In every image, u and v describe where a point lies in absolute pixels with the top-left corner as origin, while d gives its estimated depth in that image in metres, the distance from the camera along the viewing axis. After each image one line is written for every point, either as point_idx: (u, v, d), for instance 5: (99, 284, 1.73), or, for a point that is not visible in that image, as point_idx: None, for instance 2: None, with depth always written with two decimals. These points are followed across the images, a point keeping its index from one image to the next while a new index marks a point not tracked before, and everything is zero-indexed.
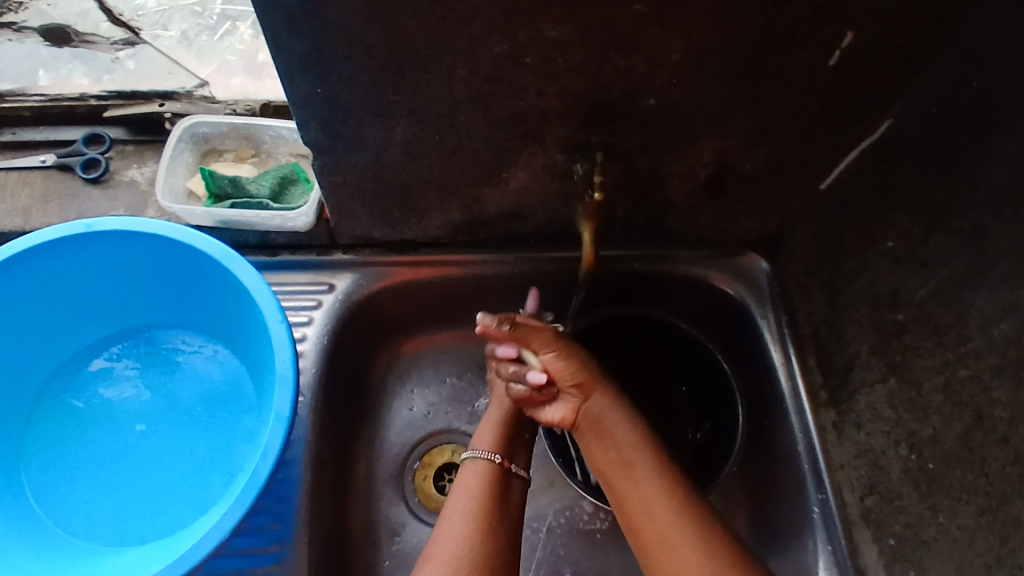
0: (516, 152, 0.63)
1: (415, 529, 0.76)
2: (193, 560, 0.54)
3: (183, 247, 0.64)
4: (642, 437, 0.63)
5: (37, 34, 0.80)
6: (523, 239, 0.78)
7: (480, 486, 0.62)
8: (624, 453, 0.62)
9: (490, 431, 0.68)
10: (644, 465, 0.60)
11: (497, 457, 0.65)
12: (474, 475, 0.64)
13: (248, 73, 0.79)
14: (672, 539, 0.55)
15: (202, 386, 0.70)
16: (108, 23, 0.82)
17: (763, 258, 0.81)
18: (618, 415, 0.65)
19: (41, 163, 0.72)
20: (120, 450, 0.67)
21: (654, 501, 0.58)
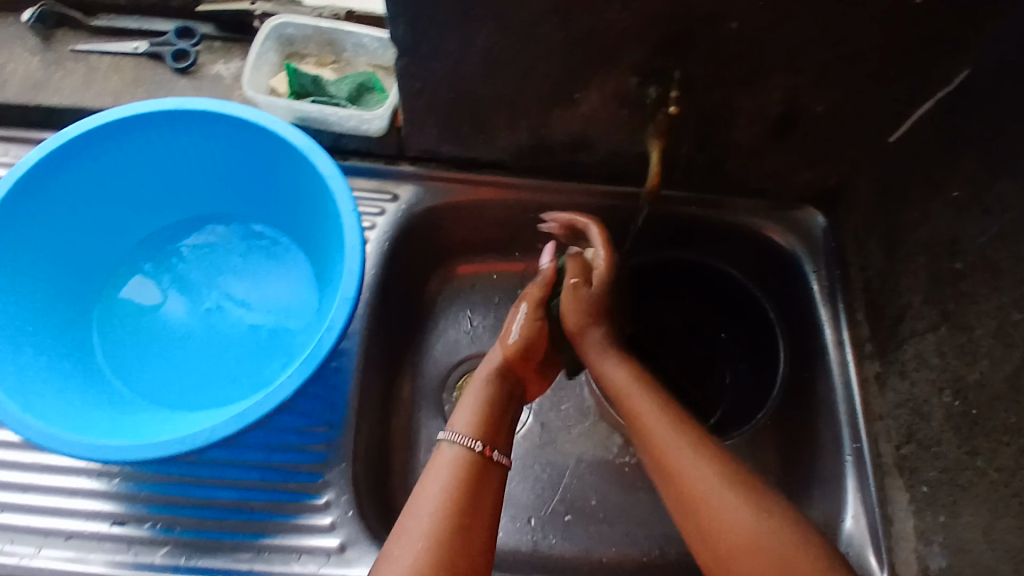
0: (591, 73, 0.64)
1: None
2: (258, 414, 0.56)
3: (264, 134, 0.67)
4: (642, 379, 0.67)
5: None
6: (585, 169, 0.79)
7: (451, 479, 0.60)
8: (625, 392, 0.66)
9: (471, 414, 0.65)
10: (644, 398, 0.64)
11: (476, 445, 0.62)
12: (452, 463, 0.61)
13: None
14: (682, 457, 0.58)
15: (266, 275, 0.73)
16: None
17: (820, 213, 0.81)
18: (613, 362, 0.69)
19: (134, 51, 0.75)
20: (187, 324, 0.70)
21: (661, 427, 0.61)
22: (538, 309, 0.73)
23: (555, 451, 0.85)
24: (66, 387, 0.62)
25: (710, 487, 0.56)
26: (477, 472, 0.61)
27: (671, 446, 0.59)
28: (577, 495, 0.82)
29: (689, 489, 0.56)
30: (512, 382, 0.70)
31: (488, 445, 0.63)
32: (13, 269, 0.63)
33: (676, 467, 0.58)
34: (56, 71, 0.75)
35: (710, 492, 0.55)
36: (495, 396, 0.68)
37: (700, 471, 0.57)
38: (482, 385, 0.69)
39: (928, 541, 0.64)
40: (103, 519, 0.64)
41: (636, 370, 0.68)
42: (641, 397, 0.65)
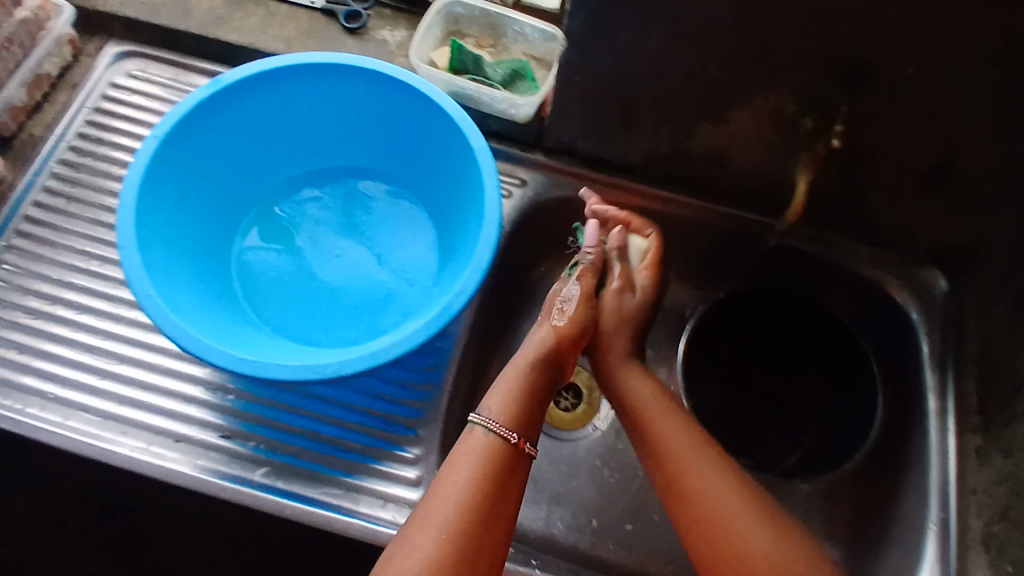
0: (750, 93, 0.66)
1: None
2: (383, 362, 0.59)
3: (424, 101, 0.69)
4: (666, 395, 0.67)
5: None
6: (714, 188, 0.80)
7: (477, 470, 0.57)
8: (646, 403, 0.66)
9: (506, 395, 0.62)
10: (670, 414, 0.66)
11: (513, 438, 0.59)
12: (481, 452, 0.59)
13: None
14: (710, 489, 0.60)
15: (394, 233, 0.76)
16: None
17: (944, 275, 0.79)
18: (641, 376, 0.69)
19: (310, 5, 0.80)
20: (317, 266, 0.74)
21: (688, 452, 0.62)
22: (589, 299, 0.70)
23: (626, 457, 0.84)
24: (205, 300, 0.66)
25: (738, 521, 0.58)
26: (510, 461, 0.59)
27: (693, 473, 0.61)
28: (642, 505, 0.81)
29: (705, 516, 0.59)
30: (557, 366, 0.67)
31: (523, 436, 0.60)
32: (180, 183, 0.68)
33: (704, 495, 0.60)
34: (236, 10, 0.79)
35: (735, 529, 0.58)
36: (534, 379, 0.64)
37: (729, 504, 0.59)
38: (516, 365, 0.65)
39: None
40: (212, 431, 0.67)
41: (659, 385, 0.68)
42: (670, 418, 0.65)
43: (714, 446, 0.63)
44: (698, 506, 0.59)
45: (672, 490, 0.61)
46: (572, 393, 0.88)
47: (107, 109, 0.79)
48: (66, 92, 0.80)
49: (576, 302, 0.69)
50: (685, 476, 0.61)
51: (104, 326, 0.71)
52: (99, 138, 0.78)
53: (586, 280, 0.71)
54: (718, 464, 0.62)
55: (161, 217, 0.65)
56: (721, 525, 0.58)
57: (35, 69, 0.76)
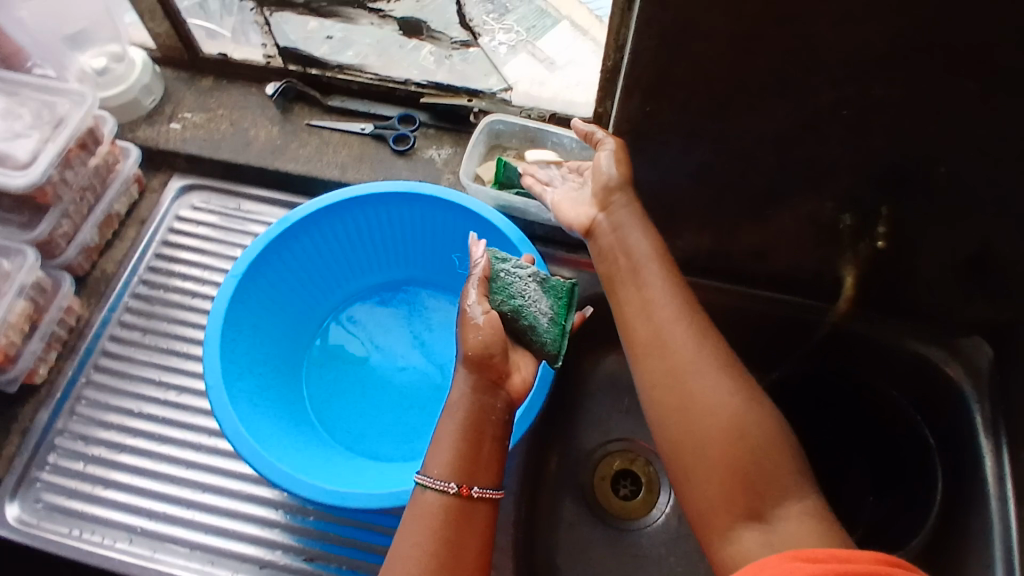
0: (790, 194, 0.70)
1: (588, 521, 0.86)
2: None
3: (479, 219, 0.74)
4: (659, 250, 0.66)
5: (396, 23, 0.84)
6: (754, 275, 0.84)
7: (426, 524, 0.55)
8: (633, 251, 0.65)
9: (443, 449, 0.58)
10: (658, 277, 0.64)
11: (451, 488, 0.56)
12: (427, 513, 0.56)
13: (512, 45, 0.85)
14: (684, 354, 0.60)
15: (453, 341, 0.79)
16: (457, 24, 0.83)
17: (988, 343, 0.81)
18: (641, 227, 0.66)
19: (361, 131, 0.85)
20: (383, 379, 0.77)
21: (671, 312, 0.62)
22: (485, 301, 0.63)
23: (691, 546, 0.85)
24: (283, 428, 0.69)
25: (699, 387, 0.58)
26: (457, 513, 0.56)
27: (673, 335, 0.61)
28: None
29: (674, 376, 0.59)
30: (497, 394, 0.60)
31: (468, 482, 0.57)
32: (254, 316, 0.72)
33: (676, 360, 0.60)
34: (292, 140, 0.85)
35: (695, 394, 0.58)
36: (478, 426, 0.58)
37: (698, 372, 0.59)
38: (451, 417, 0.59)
39: None
40: (295, 555, 0.69)
41: (657, 240, 0.66)
42: (660, 279, 0.64)
43: (697, 315, 0.63)
44: (666, 367, 0.60)
45: (647, 343, 0.61)
46: (630, 481, 0.89)
47: (173, 241, 0.83)
48: (134, 228, 0.84)
49: (478, 323, 0.61)
50: (663, 336, 0.61)
51: (185, 456, 0.73)
52: (168, 270, 0.82)
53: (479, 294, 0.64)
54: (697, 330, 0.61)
55: (239, 351, 0.69)
56: (684, 388, 0.59)
57: (106, 211, 0.81)
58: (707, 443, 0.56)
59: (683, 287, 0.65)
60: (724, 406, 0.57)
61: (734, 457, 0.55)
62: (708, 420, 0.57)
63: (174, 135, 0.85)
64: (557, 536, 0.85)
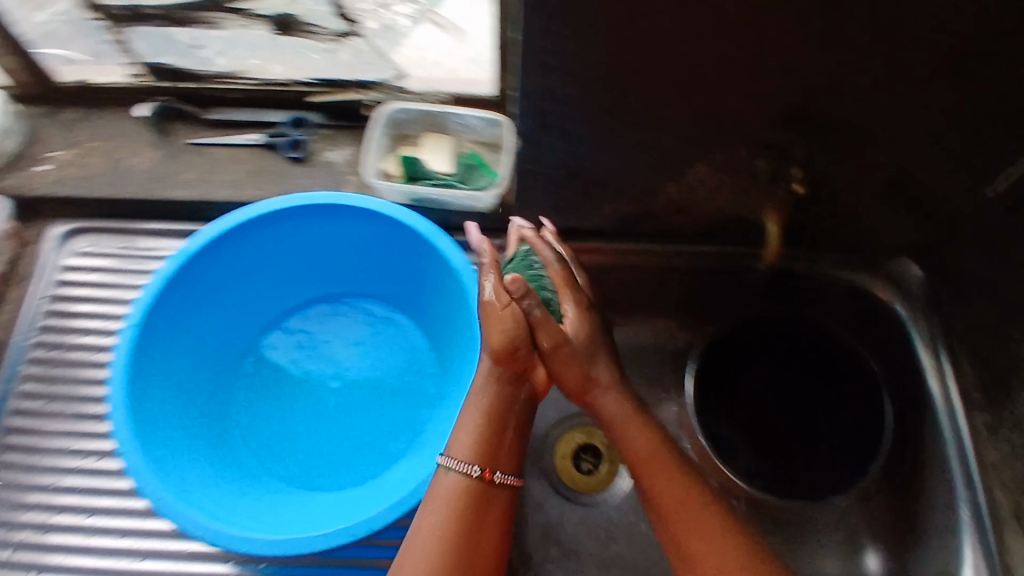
0: (703, 146, 0.68)
1: (555, 503, 0.85)
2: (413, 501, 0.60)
3: (389, 224, 0.71)
4: (637, 409, 0.67)
5: (265, 24, 0.76)
6: (682, 232, 0.82)
7: (452, 502, 0.60)
8: (622, 422, 0.65)
9: (467, 432, 0.63)
10: (646, 430, 0.65)
11: (474, 471, 0.61)
12: (449, 495, 0.60)
13: (414, 18, 0.77)
14: (690, 515, 0.60)
15: (386, 351, 0.76)
16: (329, 13, 0.75)
17: (917, 264, 0.81)
18: (612, 394, 0.67)
19: (251, 142, 0.80)
20: (318, 403, 0.73)
21: (667, 472, 0.62)
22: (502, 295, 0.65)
23: None
24: (217, 479, 0.65)
25: (708, 550, 0.58)
26: (480, 494, 0.61)
27: (676, 495, 0.61)
28: None
29: (685, 540, 0.59)
30: (522, 384, 0.66)
31: (486, 466, 0.62)
32: (162, 365, 0.67)
33: (684, 526, 0.60)
34: (177, 163, 0.79)
35: (707, 555, 0.58)
36: (497, 410, 0.64)
37: (704, 530, 0.59)
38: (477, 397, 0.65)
39: None
40: None
41: (643, 414, 0.66)
42: (654, 437, 0.64)
43: (695, 474, 0.63)
44: (680, 538, 0.60)
45: (657, 513, 0.62)
46: (592, 454, 0.88)
47: (65, 295, 0.78)
48: (19, 288, 0.78)
49: (489, 313, 0.65)
50: (667, 498, 0.61)
51: (116, 524, 0.69)
52: (64, 326, 0.77)
53: (495, 280, 0.67)
54: (696, 490, 0.61)
55: (148, 408, 0.64)
56: (697, 551, 0.59)
57: None
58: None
59: (673, 444, 0.65)
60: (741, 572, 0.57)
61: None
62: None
63: (44, 177, 0.78)
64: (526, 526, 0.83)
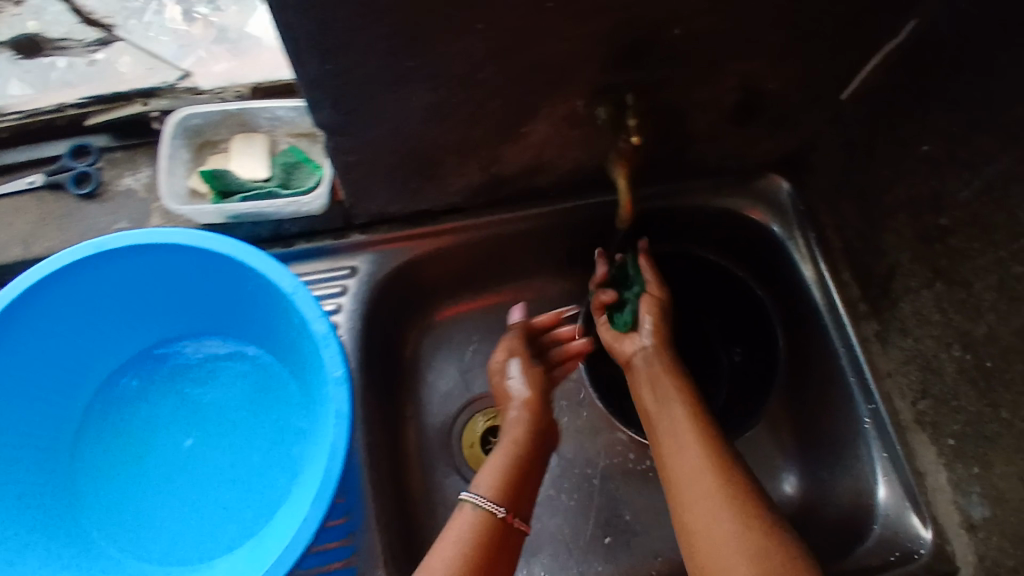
0: (538, 103, 0.61)
1: None
2: (285, 567, 0.54)
3: (207, 254, 0.61)
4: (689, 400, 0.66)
5: (5, 48, 0.72)
6: (543, 191, 0.75)
7: (473, 533, 0.61)
8: (663, 404, 0.67)
9: (495, 468, 0.66)
10: (676, 398, 0.67)
11: (500, 511, 0.62)
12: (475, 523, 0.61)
13: None
14: (691, 461, 0.61)
15: (240, 392, 0.68)
16: (81, 24, 0.74)
17: (784, 178, 0.80)
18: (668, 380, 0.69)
19: (30, 186, 0.68)
20: (174, 467, 0.66)
21: (682, 425, 0.64)
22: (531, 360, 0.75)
23: (575, 475, 0.85)
24: None
25: (698, 492, 0.58)
26: (499, 531, 0.62)
27: (685, 442, 0.62)
28: (610, 514, 0.84)
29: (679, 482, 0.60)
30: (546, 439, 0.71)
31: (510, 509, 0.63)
32: None
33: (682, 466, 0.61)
34: None
35: (694, 494, 0.58)
36: (518, 456, 0.68)
37: (701, 472, 0.59)
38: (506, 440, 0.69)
39: (966, 492, 0.65)
40: None
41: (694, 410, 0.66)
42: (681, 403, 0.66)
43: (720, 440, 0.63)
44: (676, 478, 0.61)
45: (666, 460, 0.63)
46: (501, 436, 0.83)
47: None
48: None
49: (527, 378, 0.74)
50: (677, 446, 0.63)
51: None
52: None
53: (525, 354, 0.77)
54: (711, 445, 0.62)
55: None
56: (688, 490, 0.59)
57: None
58: (707, 520, 0.56)
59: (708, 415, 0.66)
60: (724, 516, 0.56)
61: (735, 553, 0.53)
62: (709, 524, 0.56)
63: None
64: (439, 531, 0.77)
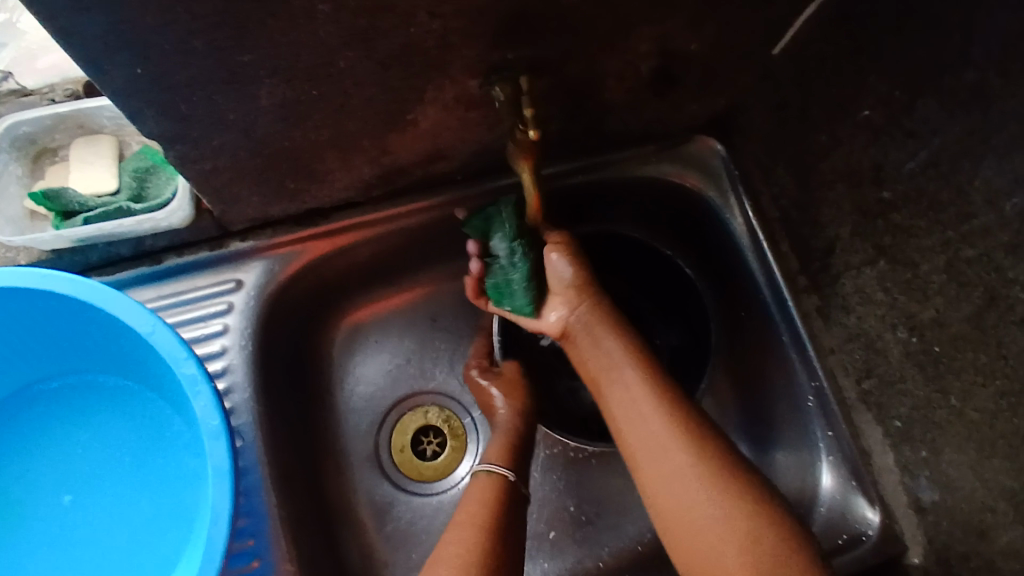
0: (419, 90, 0.52)
1: (406, 504, 0.72)
2: None
3: (50, 296, 0.52)
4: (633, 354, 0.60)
5: None
6: (448, 176, 0.67)
7: (492, 497, 0.58)
8: (612, 360, 0.60)
9: (499, 445, 0.64)
10: (621, 351, 0.60)
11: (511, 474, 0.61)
12: (490, 490, 0.59)
13: None
14: (663, 448, 0.53)
15: (122, 437, 0.60)
16: None
17: (716, 140, 0.72)
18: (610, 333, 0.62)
19: None
20: (53, 530, 0.57)
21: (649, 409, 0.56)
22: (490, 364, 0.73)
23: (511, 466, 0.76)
24: None
25: (678, 487, 0.51)
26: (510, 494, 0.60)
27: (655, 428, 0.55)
28: (555, 507, 0.75)
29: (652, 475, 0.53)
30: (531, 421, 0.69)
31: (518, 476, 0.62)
32: None
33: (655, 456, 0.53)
34: None
35: (673, 488, 0.52)
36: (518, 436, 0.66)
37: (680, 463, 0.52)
38: (503, 426, 0.67)
39: (914, 475, 0.61)
40: None
41: (642, 364, 0.59)
42: (633, 365, 0.59)
43: (684, 404, 0.56)
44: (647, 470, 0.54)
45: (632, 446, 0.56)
46: (432, 435, 0.75)
47: None
48: None
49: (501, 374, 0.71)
50: (636, 416, 0.56)
51: None
52: None
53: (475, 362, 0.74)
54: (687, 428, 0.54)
55: None
56: (663, 483, 0.52)
57: None
58: (681, 494, 0.51)
59: (663, 373, 0.59)
60: (710, 511, 0.49)
61: (727, 533, 0.48)
62: (696, 523, 0.50)
63: None
64: (378, 548, 0.70)
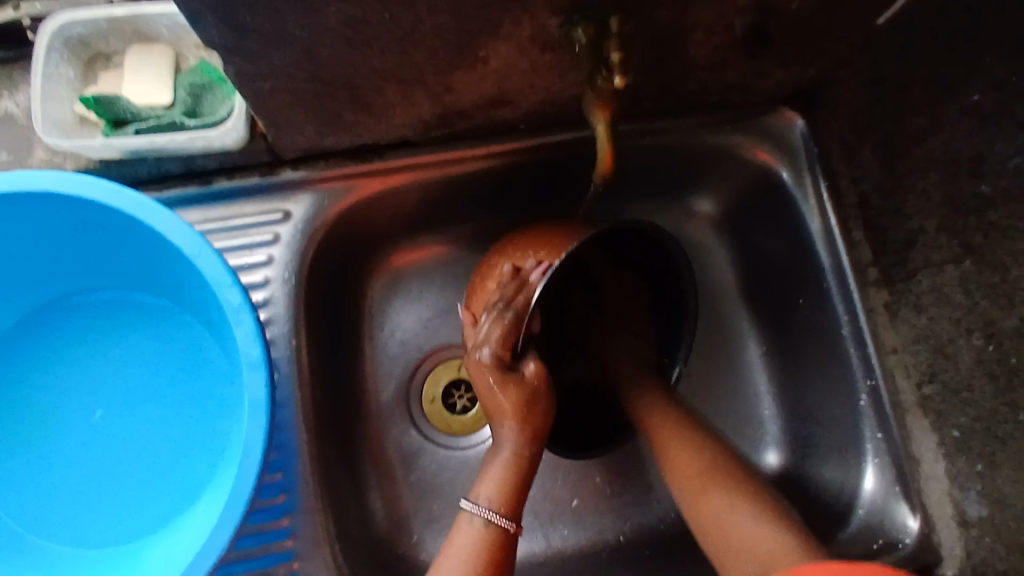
0: (495, 22, 0.48)
1: (432, 454, 0.71)
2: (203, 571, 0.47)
3: (98, 207, 0.51)
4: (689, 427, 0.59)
5: None
6: (510, 124, 0.63)
7: (474, 553, 0.50)
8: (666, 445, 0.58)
9: (499, 473, 0.54)
10: (671, 423, 0.60)
11: (511, 526, 0.52)
12: (475, 540, 0.51)
13: None
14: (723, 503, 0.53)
15: (156, 358, 0.59)
16: None
17: (798, 115, 0.67)
18: (676, 428, 0.59)
19: None
20: (82, 442, 0.57)
21: (691, 462, 0.57)
22: (501, 363, 0.55)
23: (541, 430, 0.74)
24: None
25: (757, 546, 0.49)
26: (499, 548, 0.51)
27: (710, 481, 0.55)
28: (580, 475, 0.73)
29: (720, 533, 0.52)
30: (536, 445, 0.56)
31: (518, 518, 0.53)
32: None
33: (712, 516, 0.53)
34: None
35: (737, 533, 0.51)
36: (529, 463, 0.55)
37: (732, 506, 0.52)
38: (512, 452, 0.54)
39: (964, 487, 0.59)
40: None
41: (695, 436, 0.59)
42: (689, 444, 0.58)
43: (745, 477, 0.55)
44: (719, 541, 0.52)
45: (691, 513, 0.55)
46: (465, 387, 0.74)
47: None
48: None
49: (520, 384, 0.56)
50: (704, 494, 0.54)
51: None
52: None
53: (495, 344, 0.55)
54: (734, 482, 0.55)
55: None
56: (733, 537, 0.51)
57: None
58: (759, 549, 0.49)
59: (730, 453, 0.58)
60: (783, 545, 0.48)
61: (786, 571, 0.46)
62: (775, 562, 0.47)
63: None
64: (402, 495, 0.69)
